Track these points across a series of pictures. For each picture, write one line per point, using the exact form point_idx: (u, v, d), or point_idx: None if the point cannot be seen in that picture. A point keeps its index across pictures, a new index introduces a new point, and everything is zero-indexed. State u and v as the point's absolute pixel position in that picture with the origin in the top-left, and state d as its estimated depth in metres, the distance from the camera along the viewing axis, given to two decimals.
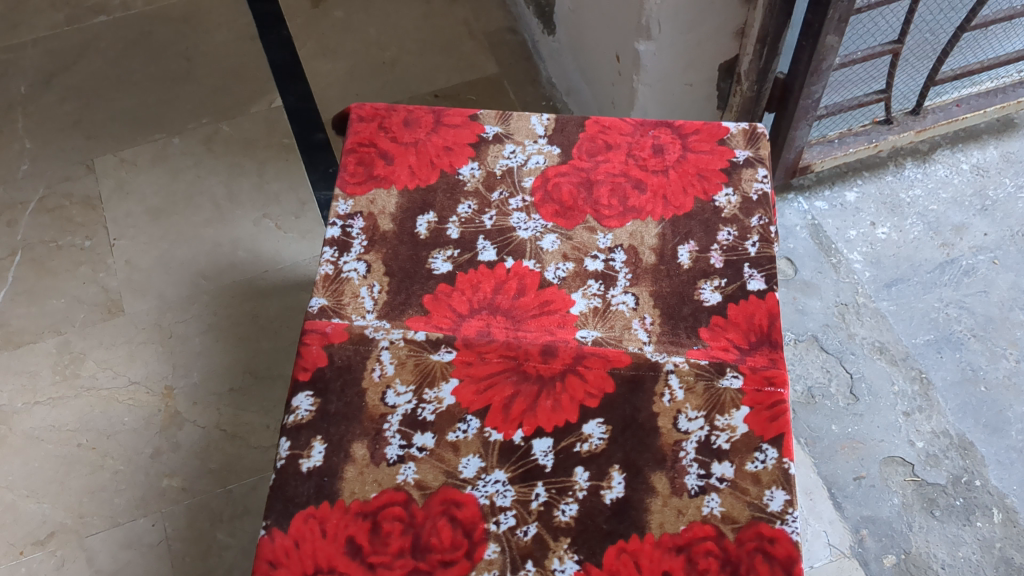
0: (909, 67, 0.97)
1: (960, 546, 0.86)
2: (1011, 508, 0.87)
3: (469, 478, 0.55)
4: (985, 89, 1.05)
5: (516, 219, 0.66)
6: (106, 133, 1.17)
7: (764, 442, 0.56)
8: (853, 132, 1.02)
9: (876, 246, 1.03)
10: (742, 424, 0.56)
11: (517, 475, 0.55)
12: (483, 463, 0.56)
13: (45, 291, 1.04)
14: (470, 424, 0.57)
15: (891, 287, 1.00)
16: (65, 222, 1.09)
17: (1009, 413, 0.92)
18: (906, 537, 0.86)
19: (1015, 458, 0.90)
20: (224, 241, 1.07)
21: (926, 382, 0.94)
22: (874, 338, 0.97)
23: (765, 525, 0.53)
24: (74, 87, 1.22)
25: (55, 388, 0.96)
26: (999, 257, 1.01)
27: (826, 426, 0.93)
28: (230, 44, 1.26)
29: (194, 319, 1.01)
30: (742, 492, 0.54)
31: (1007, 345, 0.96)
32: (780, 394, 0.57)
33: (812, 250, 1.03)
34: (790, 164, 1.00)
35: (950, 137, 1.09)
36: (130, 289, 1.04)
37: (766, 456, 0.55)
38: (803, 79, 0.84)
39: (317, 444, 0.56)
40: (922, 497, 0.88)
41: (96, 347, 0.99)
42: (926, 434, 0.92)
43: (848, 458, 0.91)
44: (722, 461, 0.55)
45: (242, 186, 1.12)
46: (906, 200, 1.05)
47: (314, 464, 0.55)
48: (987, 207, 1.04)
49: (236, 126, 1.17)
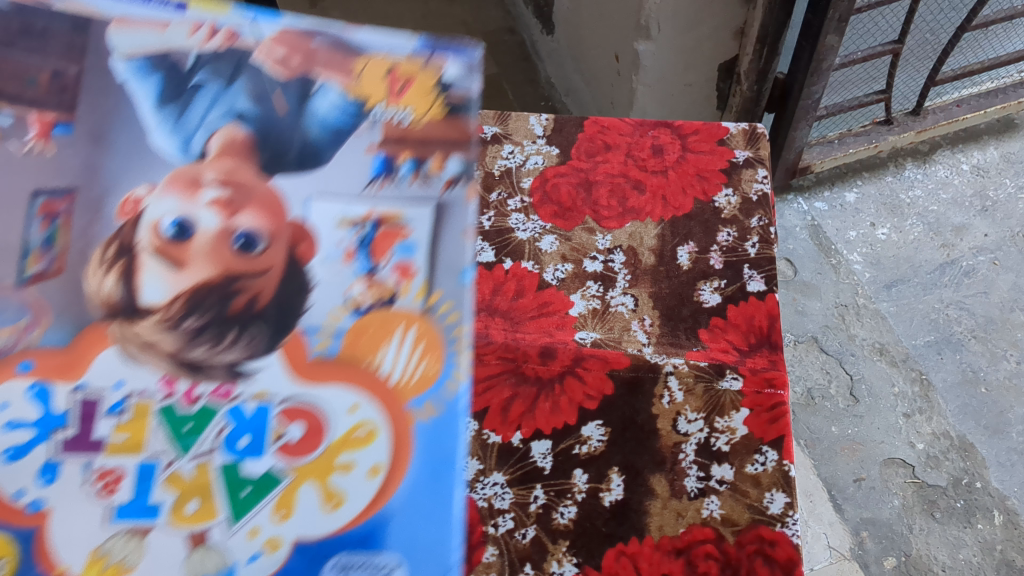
0: (910, 67, 0.97)
1: (961, 548, 0.86)
2: (1013, 510, 0.88)
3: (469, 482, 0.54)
4: (986, 90, 1.05)
5: (516, 219, 0.65)
6: None
7: (764, 445, 0.56)
8: (853, 133, 1.02)
9: (876, 247, 1.02)
10: (742, 425, 0.56)
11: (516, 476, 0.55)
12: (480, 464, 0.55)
13: None
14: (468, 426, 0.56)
15: (891, 288, 1.00)
16: None
17: (1011, 414, 0.93)
18: (907, 539, 0.86)
19: (1015, 460, 0.90)
20: None
21: (926, 383, 0.94)
22: (873, 339, 0.97)
23: (765, 528, 0.54)
24: None
25: None
26: (999, 258, 1.01)
27: (826, 428, 0.92)
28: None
29: None
30: (741, 495, 0.55)
31: (1008, 346, 0.96)
32: (780, 396, 0.57)
33: (811, 251, 1.02)
34: (790, 165, 0.99)
35: (950, 137, 1.08)
36: None
37: (767, 458, 0.56)
38: (803, 79, 0.83)
39: None
40: (923, 499, 0.88)
41: None
42: (927, 436, 0.92)
43: (848, 460, 0.90)
44: (722, 463, 0.55)
45: None
46: (905, 201, 1.05)
47: None
48: (987, 208, 1.04)
49: None
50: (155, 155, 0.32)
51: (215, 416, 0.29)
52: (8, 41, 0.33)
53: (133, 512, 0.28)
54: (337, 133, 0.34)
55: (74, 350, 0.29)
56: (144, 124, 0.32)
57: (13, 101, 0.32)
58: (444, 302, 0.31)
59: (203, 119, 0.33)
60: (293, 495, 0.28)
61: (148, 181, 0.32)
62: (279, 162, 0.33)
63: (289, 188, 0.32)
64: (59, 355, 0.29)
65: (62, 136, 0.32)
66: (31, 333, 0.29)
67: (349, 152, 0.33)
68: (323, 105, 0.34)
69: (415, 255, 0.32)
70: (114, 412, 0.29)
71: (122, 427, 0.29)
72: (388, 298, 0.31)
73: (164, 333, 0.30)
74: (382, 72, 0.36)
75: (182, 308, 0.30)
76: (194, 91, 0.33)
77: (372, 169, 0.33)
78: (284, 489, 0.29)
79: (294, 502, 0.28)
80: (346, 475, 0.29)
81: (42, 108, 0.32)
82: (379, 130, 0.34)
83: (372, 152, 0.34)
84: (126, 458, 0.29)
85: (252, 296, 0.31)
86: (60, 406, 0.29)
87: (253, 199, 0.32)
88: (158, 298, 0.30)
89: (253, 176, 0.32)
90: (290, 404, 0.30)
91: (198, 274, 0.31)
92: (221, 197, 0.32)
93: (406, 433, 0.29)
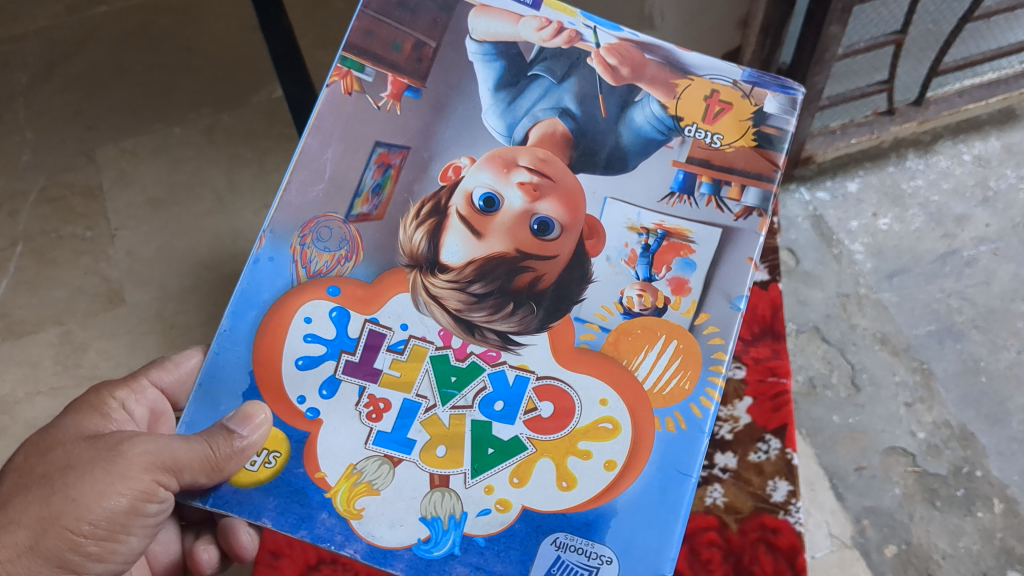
0: (913, 58, 0.97)
1: (960, 536, 0.87)
2: (1012, 499, 0.89)
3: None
4: (988, 80, 1.03)
5: None
6: (107, 123, 1.13)
7: (768, 434, 0.63)
8: (856, 123, 1.01)
9: (878, 237, 1.02)
10: (745, 415, 0.64)
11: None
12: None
13: (46, 281, 1.05)
14: None
15: (892, 278, 1.00)
16: (66, 213, 1.08)
17: (1011, 404, 0.93)
18: (907, 528, 0.88)
19: (1016, 448, 0.91)
20: (225, 232, 1.07)
21: (927, 373, 0.95)
22: (875, 329, 0.98)
23: (769, 516, 0.61)
24: (77, 75, 1.15)
25: (57, 378, 1.00)
26: (1000, 249, 1.00)
27: (827, 417, 0.93)
28: (228, 23, 1.19)
29: (195, 310, 1.04)
30: (745, 483, 0.62)
31: (1008, 336, 0.96)
32: (783, 384, 0.65)
33: (813, 242, 1.03)
34: (792, 155, 0.99)
35: (952, 127, 1.06)
36: (132, 280, 1.05)
37: (770, 446, 0.63)
38: (806, 70, 0.82)
39: None
40: (923, 488, 0.89)
41: (99, 337, 1.02)
42: (928, 425, 0.93)
43: (849, 449, 0.91)
44: (725, 452, 0.63)
45: (244, 176, 1.10)
46: (907, 191, 1.03)
47: None
48: (989, 198, 1.03)
49: (237, 117, 1.14)
50: (493, 139, 0.54)
51: (483, 373, 0.50)
52: (387, 9, 0.57)
53: (391, 437, 0.48)
54: (645, 142, 0.55)
55: (376, 290, 0.51)
56: (481, 104, 0.55)
57: (378, 61, 0.56)
58: (710, 324, 0.51)
59: (529, 110, 0.55)
60: (537, 463, 0.48)
61: (471, 157, 0.54)
62: (589, 164, 0.54)
63: (598, 191, 0.54)
64: (363, 286, 0.51)
65: (410, 100, 0.55)
66: (346, 263, 0.52)
67: (657, 160, 0.55)
68: (639, 118, 0.55)
69: (692, 274, 0.52)
70: (395, 347, 0.50)
71: (402, 360, 0.50)
72: (657, 306, 0.52)
73: (457, 285, 0.51)
74: (706, 94, 0.56)
75: (475, 269, 0.51)
76: (532, 87, 0.56)
77: (673, 186, 0.54)
78: (530, 457, 0.48)
79: (533, 470, 0.48)
80: (581, 459, 0.48)
81: (399, 73, 0.55)
82: (686, 149, 0.55)
83: (676, 167, 0.54)
84: (397, 393, 0.49)
85: (534, 275, 0.51)
86: (355, 329, 0.50)
87: (554, 193, 0.53)
88: (453, 258, 0.52)
89: (563, 175, 0.54)
90: (550, 391, 0.49)
91: (497, 247, 0.52)
92: (530, 191, 0.53)
93: (646, 436, 0.49)
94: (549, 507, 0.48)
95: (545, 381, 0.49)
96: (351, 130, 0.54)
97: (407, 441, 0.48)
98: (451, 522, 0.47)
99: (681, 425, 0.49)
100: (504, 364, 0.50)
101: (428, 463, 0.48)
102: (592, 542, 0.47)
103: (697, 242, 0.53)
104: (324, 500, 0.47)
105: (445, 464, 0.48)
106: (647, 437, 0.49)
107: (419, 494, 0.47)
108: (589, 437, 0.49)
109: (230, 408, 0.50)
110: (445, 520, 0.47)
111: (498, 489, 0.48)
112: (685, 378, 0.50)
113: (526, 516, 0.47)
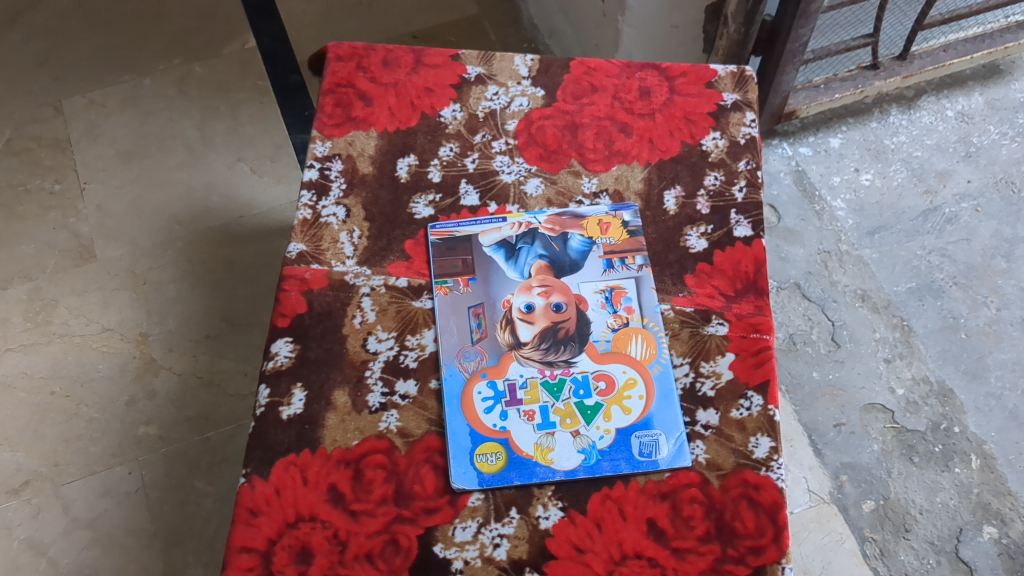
0: (899, 11, 0.96)
1: (938, 491, 0.86)
2: (989, 454, 0.88)
3: (375, 352, 0.53)
4: (971, 35, 1.03)
5: (499, 162, 0.60)
6: (74, 73, 1.15)
7: (749, 390, 0.51)
8: (839, 78, 1.01)
9: (859, 194, 1.03)
10: (727, 370, 0.52)
11: (388, 365, 0.52)
12: (370, 320, 0.54)
13: (16, 236, 1.02)
14: (426, 340, 0.53)
15: (873, 235, 1.00)
16: (33, 165, 1.07)
17: (989, 359, 0.93)
18: (885, 483, 0.87)
19: (993, 405, 0.90)
20: (198, 186, 1.05)
21: (907, 329, 0.95)
22: (856, 286, 0.97)
23: (751, 472, 0.49)
24: (41, 25, 1.19)
25: (27, 335, 0.95)
26: (981, 205, 1.01)
27: (808, 373, 0.93)
28: None
29: (168, 265, 1.00)
30: (727, 439, 0.50)
31: (987, 293, 0.96)
32: (767, 341, 0.53)
33: (796, 198, 1.03)
34: (775, 110, 0.99)
35: (936, 83, 1.08)
36: (102, 235, 1.02)
37: (752, 403, 0.51)
38: (792, 22, 0.82)
39: (285, 349, 0.52)
40: (901, 443, 0.89)
41: (69, 293, 0.98)
42: (907, 381, 0.92)
43: (828, 405, 0.91)
44: (707, 409, 0.51)
45: (216, 129, 1.09)
46: (890, 146, 1.05)
47: (280, 364, 0.52)
48: (971, 154, 1.04)
49: (209, 67, 1.14)
50: (504, 274, 0.55)
51: (557, 309, 0.54)
52: None
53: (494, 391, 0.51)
54: None
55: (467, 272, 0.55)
56: None
57: None
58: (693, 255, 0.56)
59: None
60: (615, 354, 0.52)
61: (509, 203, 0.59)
62: None
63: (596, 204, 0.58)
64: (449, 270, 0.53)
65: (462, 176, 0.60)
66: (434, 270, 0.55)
67: None
68: None
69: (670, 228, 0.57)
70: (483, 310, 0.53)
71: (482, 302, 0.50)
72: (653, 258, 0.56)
73: (516, 272, 0.55)
74: None
75: (527, 259, 0.55)
76: None
77: (602, 266, 0.55)
78: (609, 350, 0.52)
79: (616, 357, 0.52)
80: (646, 340, 0.53)
81: None
82: None
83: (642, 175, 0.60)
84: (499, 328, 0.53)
85: (569, 254, 0.56)
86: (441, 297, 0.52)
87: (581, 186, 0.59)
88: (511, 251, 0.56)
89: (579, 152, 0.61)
90: (608, 304, 0.54)
91: (540, 241, 0.56)
92: (554, 225, 0.57)
93: (682, 322, 0.54)
94: (640, 374, 0.52)
95: (605, 301, 0.54)
96: (423, 205, 0.58)
97: (549, 420, 0.50)
98: (578, 397, 0.51)
99: (698, 305, 0.54)
100: (570, 299, 0.54)
101: (532, 384, 0.51)
102: (651, 430, 0.50)
103: (631, 293, 0.54)
104: (459, 416, 0.50)
105: (560, 359, 0.52)
106: (682, 323, 0.54)
107: (550, 398, 0.51)
108: (648, 327, 0.53)
109: (374, 404, 0.51)
110: (569, 395, 0.51)
111: (597, 371, 0.52)
112: (653, 348, 0.53)
113: (626, 384, 0.51)
